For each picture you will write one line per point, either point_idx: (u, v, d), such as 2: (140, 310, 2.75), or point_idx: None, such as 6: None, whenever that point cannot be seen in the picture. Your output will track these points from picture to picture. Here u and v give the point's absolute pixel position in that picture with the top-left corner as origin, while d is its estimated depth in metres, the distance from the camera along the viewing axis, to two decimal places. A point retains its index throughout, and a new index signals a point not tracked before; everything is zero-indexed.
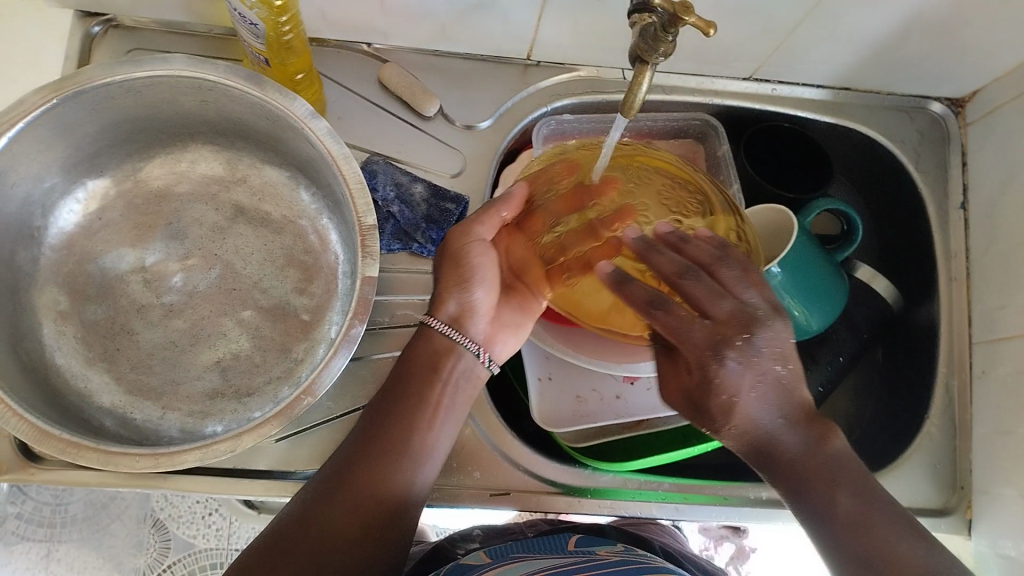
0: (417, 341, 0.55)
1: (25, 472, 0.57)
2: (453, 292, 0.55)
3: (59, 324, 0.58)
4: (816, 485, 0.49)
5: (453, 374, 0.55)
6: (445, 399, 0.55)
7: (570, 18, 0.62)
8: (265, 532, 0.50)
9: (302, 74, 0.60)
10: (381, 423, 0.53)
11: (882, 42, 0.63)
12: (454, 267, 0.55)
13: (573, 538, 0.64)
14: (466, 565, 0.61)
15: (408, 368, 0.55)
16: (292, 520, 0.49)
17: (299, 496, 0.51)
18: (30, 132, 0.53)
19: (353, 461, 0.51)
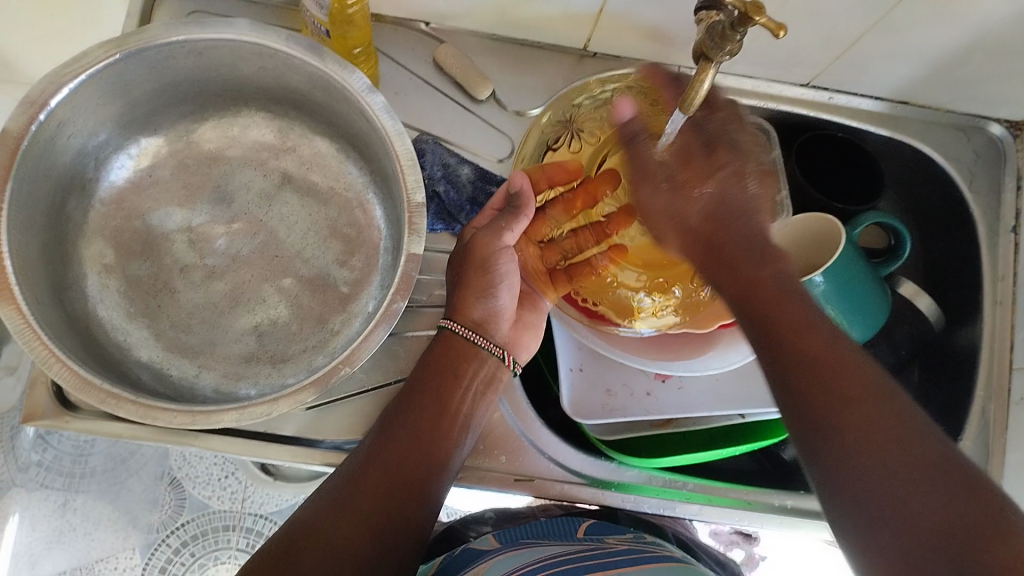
0: (440, 350, 0.57)
1: (60, 420, 0.58)
2: (478, 299, 0.57)
3: (104, 277, 0.59)
4: (768, 297, 0.48)
5: (475, 381, 0.57)
6: (465, 405, 0.56)
7: (632, 11, 0.62)
8: (284, 530, 0.49)
9: (360, 48, 0.60)
10: (404, 425, 0.53)
11: (948, 58, 0.62)
12: (480, 274, 0.57)
13: (585, 523, 0.64)
14: (475, 550, 0.61)
15: (431, 374, 0.55)
16: (314, 517, 0.49)
17: (312, 499, 0.51)
18: (91, 84, 0.54)
19: (370, 462, 0.52)
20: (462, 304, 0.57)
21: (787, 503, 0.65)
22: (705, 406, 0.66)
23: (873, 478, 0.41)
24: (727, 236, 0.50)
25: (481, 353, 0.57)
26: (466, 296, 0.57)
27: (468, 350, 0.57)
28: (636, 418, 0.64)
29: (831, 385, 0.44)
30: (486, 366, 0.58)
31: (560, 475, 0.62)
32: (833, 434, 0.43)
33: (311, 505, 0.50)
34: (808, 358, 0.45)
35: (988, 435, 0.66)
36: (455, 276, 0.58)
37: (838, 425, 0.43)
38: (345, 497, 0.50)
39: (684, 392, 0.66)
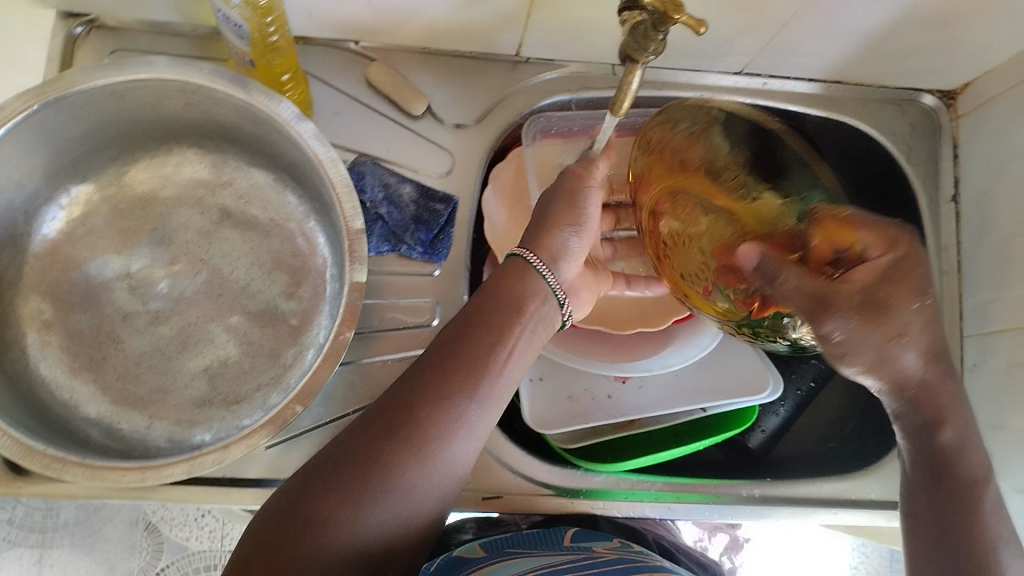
0: (505, 279, 0.53)
1: (11, 485, 0.56)
2: (560, 230, 0.55)
3: (44, 334, 0.57)
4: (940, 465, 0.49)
5: (536, 317, 0.53)
6: (523, 342, 0.52)
7: (559, 15, 0.61)
8: (318, 458, 0.47)
9: (289, 75, 0.59)
10: (460, 360, 0.49)
11: (873, 36, 0.63)
12: (569, 206, 0.56)
13: (571, 531, 0.62)
14: (462, 558, 0.60)
15: (493, 305, 0.52)
16: (351, 453, 0.46)
17: (352, 428, 0.48)
18: (11, 138, 0.52)
19: (416, 396, 0.48)
20: (541, 236, 0.55)
21: (755, 493, 0.65)
22: (667, 401, 0.65)
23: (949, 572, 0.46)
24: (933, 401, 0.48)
25: (545, 289, 0.54)
26: (546, 227, 0.55)
27: (533, 283, 0.53)
28: (599, 422, 0.64)
29: (966, 494, 0.48)
30: (547, 305, 0.54)
31: (526, 489, 0.62)
32: (941, 505, 0.49)
33: (348, 437, 0.47)
34: (933, 476, 0.50)
35: None
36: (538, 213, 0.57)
37: (961, 529, 0.47)
38: (386, 433, 0.47)
39: (644, 391, 0.66)
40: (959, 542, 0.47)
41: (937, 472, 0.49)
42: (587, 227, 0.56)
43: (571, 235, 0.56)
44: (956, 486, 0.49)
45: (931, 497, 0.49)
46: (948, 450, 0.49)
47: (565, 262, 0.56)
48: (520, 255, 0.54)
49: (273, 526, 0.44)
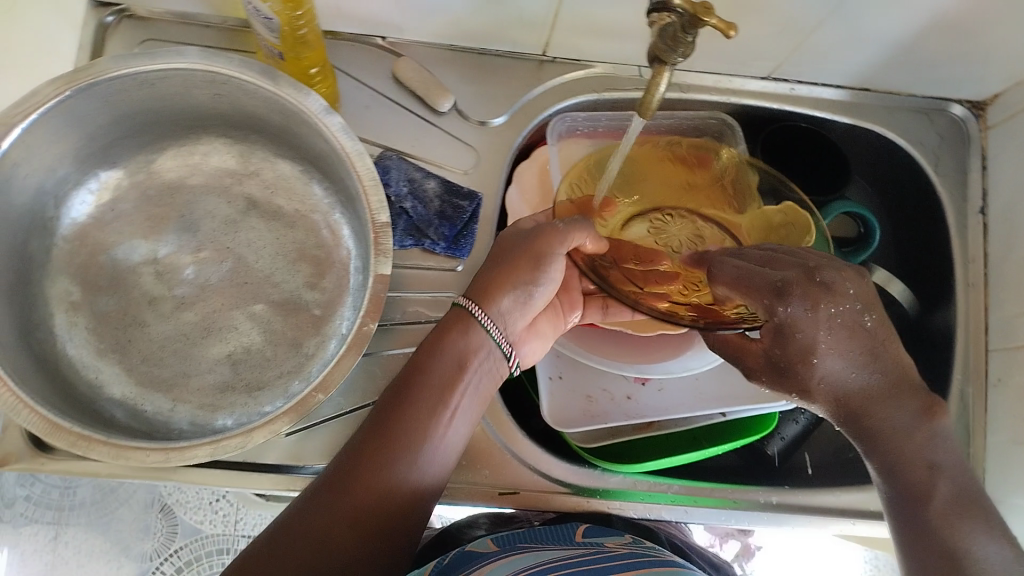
0: (446, 334, 0.55)
1: (35, 462, 0.57)
2: (512, 287, 0.56)
3: (71, 315, 0.58)
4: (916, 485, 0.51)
5: (479, 371, 0.55)
6: (465, 398, 0.54)
7: (588, 15, 0.61)
8: (265, 532, 0.49)
9: (317, 69, 0.59)
10: (399, 422, 0.51)
11: (903, 44, 0.63)
12: (526, 262, 0.56)
13: (582, 526, 0.62)
14: (473, 552, 0.60)
15: (433, 363, 0.53)
16: (297, 521, 0.48)
17: (298, 498, 0.50)
18: (44, 123, 0.53)
19: (359, 462, 0.50)
20: (493, 290, 0.56)
21: (773, 499, 0.65)
22: (687, 405, 0.66)
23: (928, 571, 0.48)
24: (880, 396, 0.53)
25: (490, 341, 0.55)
26: (502, 282, 0.56)
27: (475, 337, 0.55)
28: (619, 423, 0.64)
29: (937, 521, 0.49)
30: (491, 355, 0.56)
31: (544, 486, 0.62)
32: (906, 522, 0.51)
33: (294, 507, 0.49)
34: (904, 493, 0.51)
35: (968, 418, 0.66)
36: (495, 261, 0.57)
37: (937, 549, 0.48)
38: (329, 501, 0.49)
39: (664, 394, 0.66)
40: (943, 565, 0.48)
41: (902, 487, 0.52)
42: (543, 282, 0.57)
43: (519, 291, 0.56)
44: (929, 514, 0.50)
45: (901, 515, 0.51)
46: (892, 464, 0.52)
47: (515, 316, 0.57)
48: (464, 304, 0.56)
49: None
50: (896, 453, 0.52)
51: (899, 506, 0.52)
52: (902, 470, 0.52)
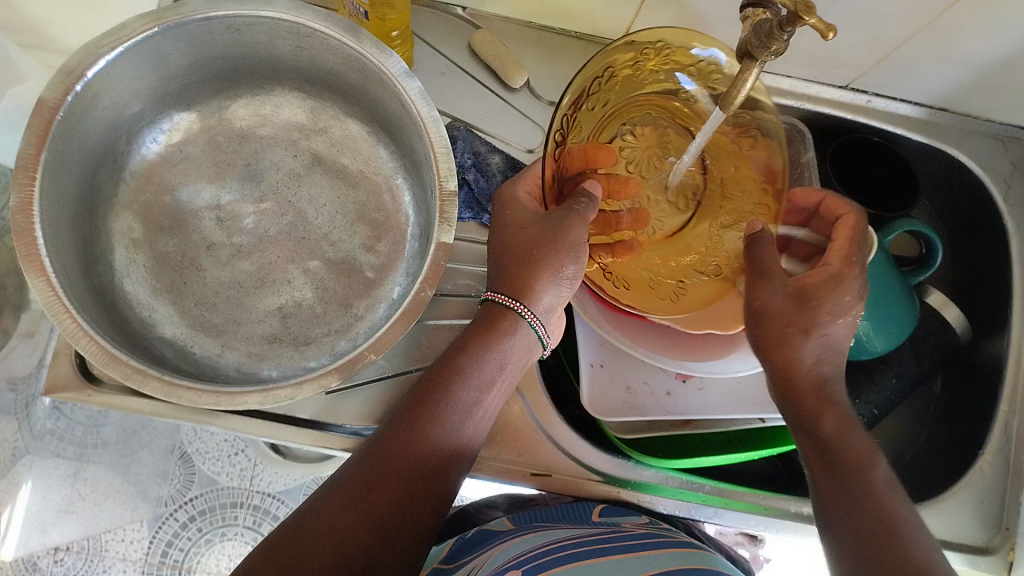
0: (483, 335, 0.55)
1: (82, 392, 0.58)
2: (553, 283, 0.55)
3: (131, 252, 0.59)
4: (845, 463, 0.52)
5: (509, 374, 0.56)
6: (492, 398, 0.55)
7: (674, 6, 0.61)
8: (285, 523, 0.48)
9: (398, 32, 0.60)
10: (433, 418, 0.52)
11: (990, 67, 0.61)
12: (564, 259, 0.54)
13: (597, 507, 0.62)
14: (490, 531, 0.61)
15: (470, 362, 0.54)
16: (325, 510, 0.47)
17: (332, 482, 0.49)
18: (128, 56, 0.54)
19: (397, 449, 0.50)
20: (528, 283, 0.55)
21: (804, 510, 0.64)
22: (726, 406, 0.65)
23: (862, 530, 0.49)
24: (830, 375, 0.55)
25: (527, 342, 0.56)
26: (542, 276, 0.54)
27: (519, 337, 0.55)
28: (656, 418, 0.64)
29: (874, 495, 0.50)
30: (523, 354, 0.56)
31: (576, 472, 0.62)
32: (841, 486, 0.51)
33: (329, 490, 0.49)
34: (832, 458, 0.53)
35: (1009, 451, 0.66)
36: (526, 252, 0.55)
37: (867, 509, 0.50)
38: (363, 490, 0.49)
39: (704, 394, 0.65)
40: (873, 521, 0.49)
41: (829, 452, 0.53)
42: (572, 274, 0.56)
43: (556, 285, 0.55)
44: (861, 484, 0.51)
45: (832, 479, 0.52)
46: (816, 429, 0.54)
47: (551, 306, 0.56)
48: (503, 301, 0.55)
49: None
50: (829, 431, 0.54)
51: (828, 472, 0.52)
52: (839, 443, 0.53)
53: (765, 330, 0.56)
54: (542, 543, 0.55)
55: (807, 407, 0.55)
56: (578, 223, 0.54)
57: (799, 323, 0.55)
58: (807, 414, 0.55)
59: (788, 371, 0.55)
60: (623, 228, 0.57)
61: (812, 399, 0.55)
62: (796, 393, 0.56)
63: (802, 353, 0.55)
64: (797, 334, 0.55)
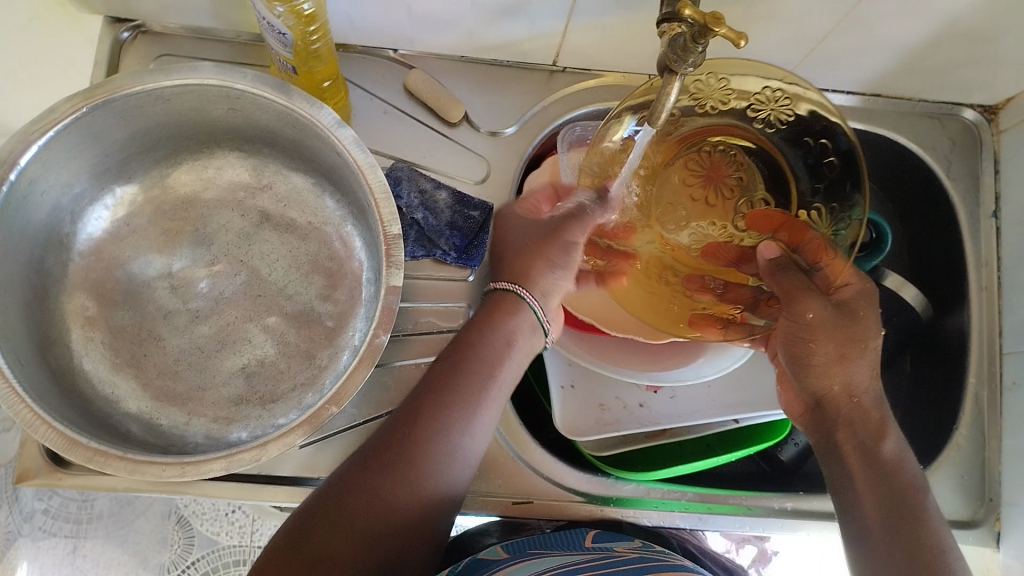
0: (495, 311, 0.57)
1: (53, 476, 0.58)
2: (544, 266, 0.57)
3: (87, 330, 0.59)
4: (882, 484, 0.54)
5: (523, 348, 0.57)
6: (510, 371, 0.56)
7: (597, 28, 0.62)
8: (323, 487, 0.51)
9: (329, 82, 0.60)
10: (455, 395, 0.53)
11: (912, 50, 0.62)
12: (546, 244, 0.57)
13: (591, 533, 0.60)
14: (484, 560, 0.59)
15: (485, 338, 0.55)
16: (359, 475, 0.50)
17: (346, 465, 0.51)
18: (61, 139, 0.54)
19: (410, 433, 0.51)
20: (528, 270, 0.57)
21: (788, 506, 0.64)
22: (700, 411, 0.65)
23: (885, 550, 0.51)
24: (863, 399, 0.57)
25: (531, 321, 0.57)
26: (532, 261, 0.57)
27: (522, 318, 0.57)
28: (631, 431, 0.64)
29: (922, 533, 0.51)
30: (529, 336, 0.58)
31: (557, 494, 0.62)
32: (890, 515, 0.52)
33: (345, 473, 0.50)
34: (886, 480, 0.54)
35: (984, 421, 0.66)
36: (520, 246, 0.58)
37: (899, 531, 0.52)
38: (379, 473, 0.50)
39: (676, 400, 0.66)
40: (903, 541, 0.51)
41: (885, 476, 0.54)
42: (567, 262, 0.58)
43: (554, 273, 0.57)
44: (896, 504, 0.53)
45: (882, 505, 0.53)
46: (873, 454, 0.55)
47: (549, 293, 0.58)
48: (504, 286, 0.57)
49: (289, 552, 0.47)
50: (869, 454, 0.55)
51: (878, 498, 0.53)
52: (869, 462, 0.55)
53: (814, 348, 0.57)
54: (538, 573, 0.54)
55: (870, 435, 0.56)
56: (578, 222, 0.56)
57: (844, 332, 0.57)
58: (868, 435, 0.56)
59: (830, 389, 0.58)
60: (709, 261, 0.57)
61: (848, 417, 0.57)
62: (845, 409, 0.57)
63: (853, 370, 0.57)
64: (844, 346, 0.57)
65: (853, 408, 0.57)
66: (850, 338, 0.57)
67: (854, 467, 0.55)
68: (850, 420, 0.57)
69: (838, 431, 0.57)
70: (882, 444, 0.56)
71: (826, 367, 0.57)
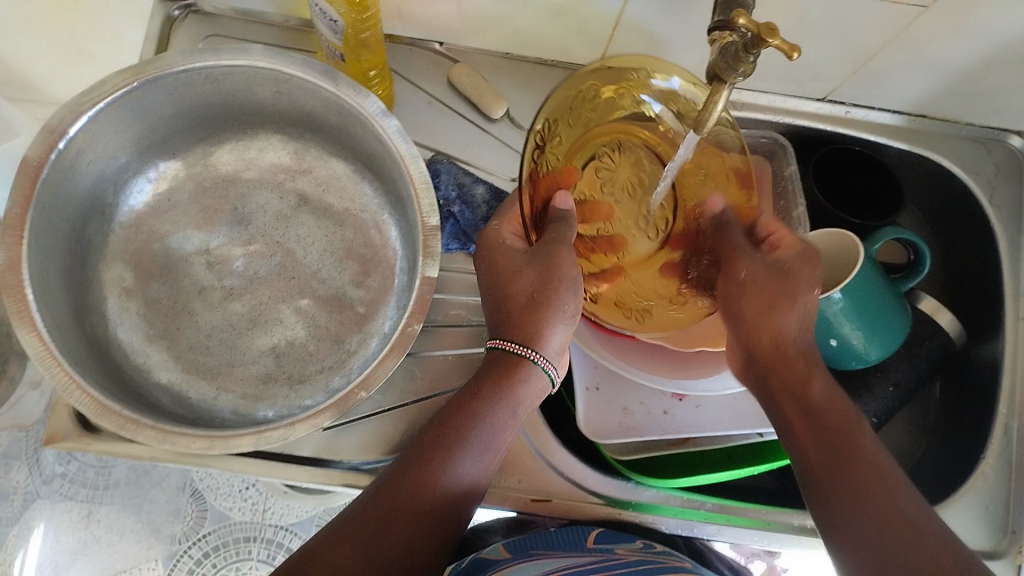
0: (492, 378, 0.54)
1: (81, 442, 0.58)
2: (542, 314, 0.54)
3: (123, 300, 0.59)
4: (825, 426, 0.52)
5: (524, 416, 0.55)
6: (504, 441, 0.53)
7: (648, 33, 0.61)
8: (297, 556, 0.47)
9: (376, 70, 0.60)
10: (443, 464, 0.50)
11: (964, 71, 0.62)
12: (545, 282, 0.53)
13: (596, 531, 0.60)
14: (486, 559, 0.59)
15: (486, 407, 0.52)
16: (343, 541, 0.46)
17: (330, 527, 0.48)
18: (111, 111, 0.55)
19: (403, 495, 0.48)
20: (523, 320, 0.54)
21: (807, 523, 0.64)
22: (723, 423, 0.65)
23: (832, 493, 0.49)
24: (789, 349, 0.57)
25: (541, 386, 0.55)
26: (535, 304, 0.54)
27: (529, 381, 0.54)
28: (654, 438, 0.64)
29: (868, 471, 0.49)
30: (534, 401, 0.55)
31: (575, 494, 0.62)
32: (831, 454, 0.51)
33: (329, 537, 0.47)
34: (825, 424, 0.52)
35: (1011, 453, 0.65)
36: (527, 292, 0.54)
37: (842, 467, 0.50)
38: (366, 537, 0.47)
39: (700, 411, 0.65)
40: (850, 471, 0.49)
41: (822, 419, 0.53)
42: (575, 311, 0.55)
43: (560, 324, 0.54)
44: (841, 442, 0.51)
45: (824, 449, 0.51)
46: (806, 399, 0.54)
47: (550, 344, 0.55)
48: (514, 349, 0.54)
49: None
50: (805, 399, 0.54)
51: (815, 436, 0.52)
52: (804, 408, 0.54)
53: (744, 298, 0.57)
54: (542, 574, 0.53)
55: (796, 376, 0.55)
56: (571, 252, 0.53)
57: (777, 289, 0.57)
58: (797, 382, 0.55)
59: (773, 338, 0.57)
60: (602, 253, 0.57)
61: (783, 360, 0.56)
62: (777, 358, 0.56)
63: (781, 320, 0.57)
64: (774, 297, 0.57)
65: (783, 356, 0.56)
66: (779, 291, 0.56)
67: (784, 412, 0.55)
68: (778, 367, 0.56)
69: (774, 376, 0.56)
70: (816, 389, 0.54)
71: (755, 320, 0.57)
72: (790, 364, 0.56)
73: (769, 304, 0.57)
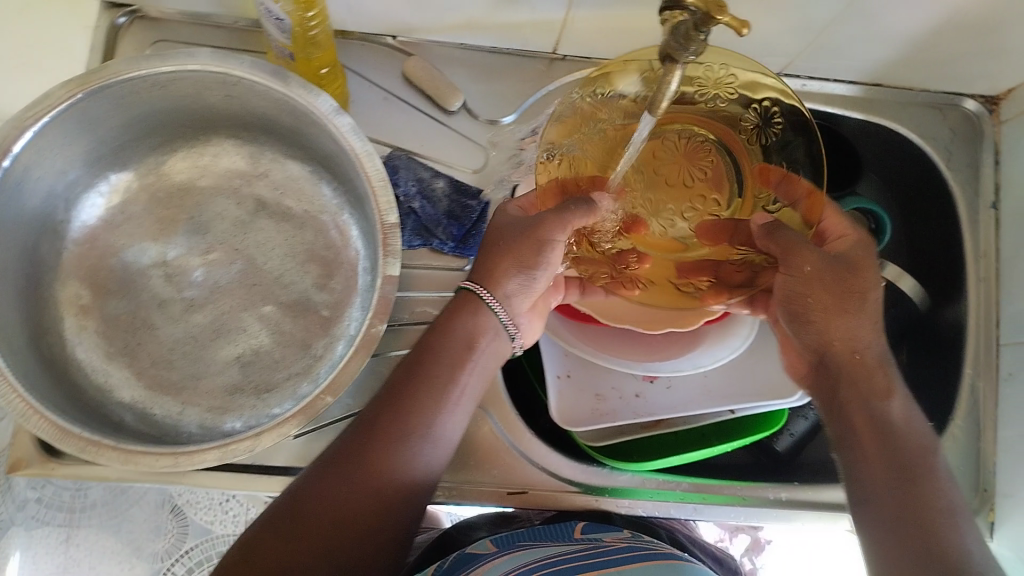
0: (453, 318, 0.55)
1: (46, 467, 0.57)
2: (511, 267, 0.55)
3: (81, 319, 0.58)
4: (892, 450, 0.52)
5: (486, 351, 0.56)
6: (472, 374, 0.54)
7: (600, 15, 0.61)
8: (280, 499, 0.49)
9: (327, 69, 0.59)
10: (407, 402, 0.51)
11: (916, 39, 0.62)
12: (521, 244, 0.55)
13: (580, 524, 0.60)
14: (471, 554, 0.58)
15: (442, 344, 0.54)
16: (318, 484, 0.48)
17: (310, 470, 0.50)
18: (54, 126, 0.53)
19: (372, 435, 0.50)
20: (495, 271, 0.56)
21: (782, 497, 0.64)
22: (696, 402, 0.64)
23: (889, 518, 0.50)
24: (865, 363, 0.56)
25: (495, 325, 0.56)
26: (505, 262, 0.55)
27: (485, 319, 0.56)
28: (627, 422, 0.63)
29: (927, 496, 0.50)
30: (494, 339, 0.56)
31: (551, 485, 0.62)
32: (896, 475, 0.51)
33: (309, 478, 0.49)
34: (891, 441, 0.53)
35: (978, 414, 0.66)
36: (500, 244, 0.56)
37: (907, 496, 0.50)
38: (336, 475, 0.48)
39: (672, 391, 0.65)
40: (911, 497, 0.50)
41: (889, 437, 0.53)
42: (544, 266, 0.56)
43: (523, 274, 0.56)
44: (906, 463, 0.51)
45: (888, 467, 0.51)
46: (874, 411, 0.54)
47: (516, 295, 0.56)
48: (470, 288, 0.56)
49: (247, 565, 0.45)
50: (873, 418, 0.54)
51: (883, 457, 0.52)
52: (872, 425, 0.54)
53: (810, 295, 0.57)
54: (530, 565, 0.53)
55: (873, 391, 0.55)
56: (556, 222, 0.52)
57: (846, 287, 0.56)
58: (872, 395, 0.55)
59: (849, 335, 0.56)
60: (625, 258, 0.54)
61: (854, 375, 0.56)
62: (848, 365, 0.56)
63: (854, 326, 0.56)
64: (845, 296, 0.56)
65: (857, 366, 0.56)
66: (850, 291, 0.56)
67: (853, 426, 0.54)
68: (853, 378, 0.56)
69: (846, 389, 0.56)
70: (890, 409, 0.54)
71: (826, 321, 0.57)
72: (860, 380, 0.56)
73: (837, 317, 0.56)
